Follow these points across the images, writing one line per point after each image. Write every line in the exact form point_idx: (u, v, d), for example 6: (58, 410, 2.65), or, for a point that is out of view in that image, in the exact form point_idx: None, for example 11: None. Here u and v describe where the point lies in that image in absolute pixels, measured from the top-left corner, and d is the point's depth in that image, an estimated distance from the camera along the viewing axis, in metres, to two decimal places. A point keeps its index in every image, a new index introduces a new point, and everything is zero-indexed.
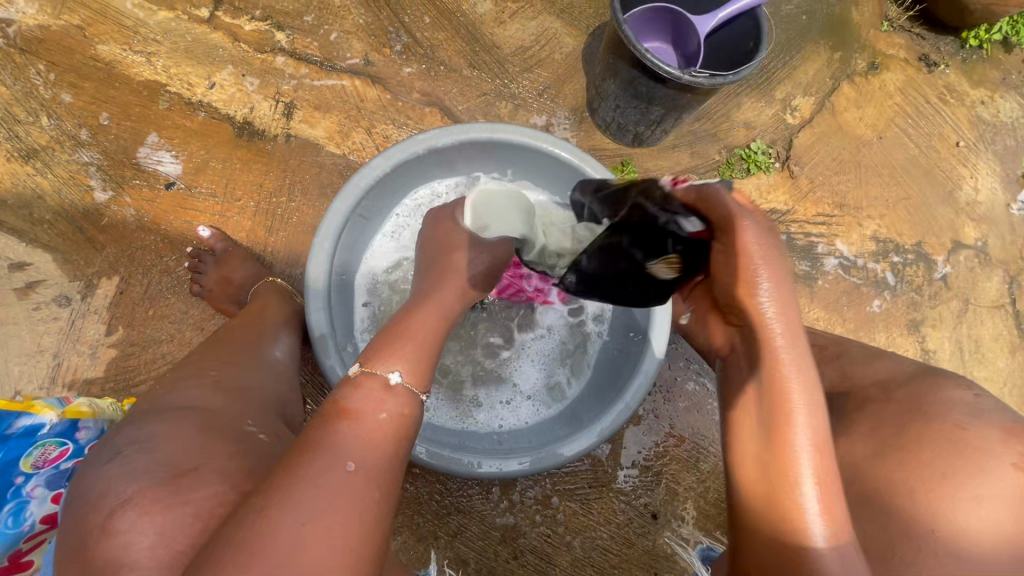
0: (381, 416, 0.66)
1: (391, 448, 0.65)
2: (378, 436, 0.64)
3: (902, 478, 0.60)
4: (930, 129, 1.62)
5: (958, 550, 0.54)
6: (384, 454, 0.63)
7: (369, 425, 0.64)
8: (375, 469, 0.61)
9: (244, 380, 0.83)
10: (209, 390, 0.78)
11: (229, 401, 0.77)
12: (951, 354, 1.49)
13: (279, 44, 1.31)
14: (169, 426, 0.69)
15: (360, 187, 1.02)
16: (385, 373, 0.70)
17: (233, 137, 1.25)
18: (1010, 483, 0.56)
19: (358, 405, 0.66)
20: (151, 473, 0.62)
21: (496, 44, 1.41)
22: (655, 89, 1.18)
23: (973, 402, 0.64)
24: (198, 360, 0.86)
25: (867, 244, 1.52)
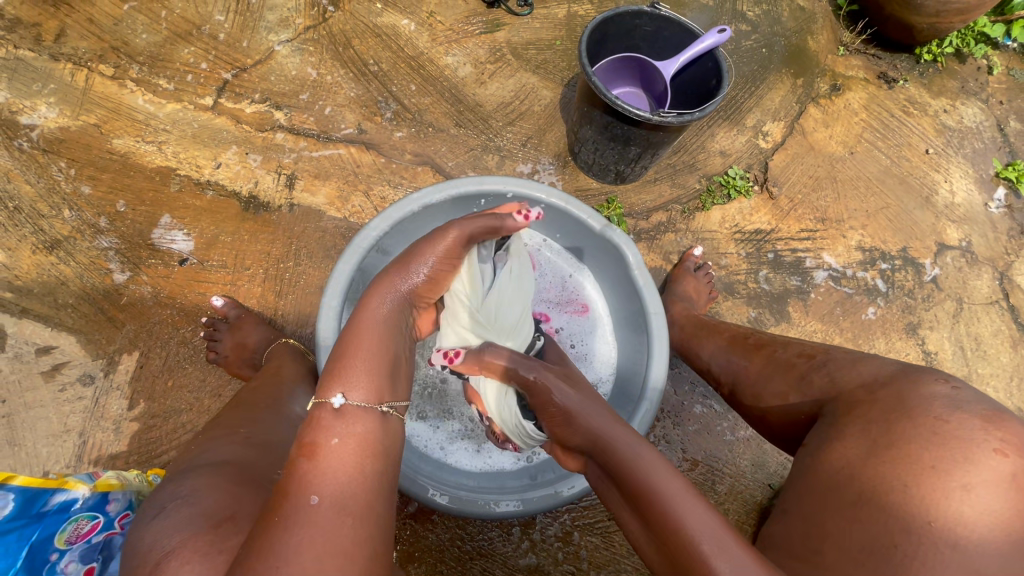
0: (335, 436, 0.67)
1: (353, 470, 0.65)
2: (337, 462, 0.65)
3: (894, 475, 0.63)
4: (898, 140, 1.70)
5: (956, 538, 0.57)
6: (346, 473, 0.64)
7: (323, 452, 0.66)
8: (341, 495, 0.62)
9: (269, 435, 0.87)
10: (239, 446, 0.82)
11: (258, 454, 0.81)
12: (954, 354, 1.50)
13: (278, 122, 1.42)
14: (208, 479, 0.72)
15: (362, 247, 1.09)
16: (329, 400, 0.70)
17: (239, 211, 1.34)
18: (994, 468, 0.61)
19: (311, 435, 0.68)
20: (194, 523, 0.65)
21: (479, 103, 1.51)
22: (629, 131, 1.26)
23: (953, 393, 0.68)
24: (226, 420, 0.90)
25: (853, 254, 1.57)
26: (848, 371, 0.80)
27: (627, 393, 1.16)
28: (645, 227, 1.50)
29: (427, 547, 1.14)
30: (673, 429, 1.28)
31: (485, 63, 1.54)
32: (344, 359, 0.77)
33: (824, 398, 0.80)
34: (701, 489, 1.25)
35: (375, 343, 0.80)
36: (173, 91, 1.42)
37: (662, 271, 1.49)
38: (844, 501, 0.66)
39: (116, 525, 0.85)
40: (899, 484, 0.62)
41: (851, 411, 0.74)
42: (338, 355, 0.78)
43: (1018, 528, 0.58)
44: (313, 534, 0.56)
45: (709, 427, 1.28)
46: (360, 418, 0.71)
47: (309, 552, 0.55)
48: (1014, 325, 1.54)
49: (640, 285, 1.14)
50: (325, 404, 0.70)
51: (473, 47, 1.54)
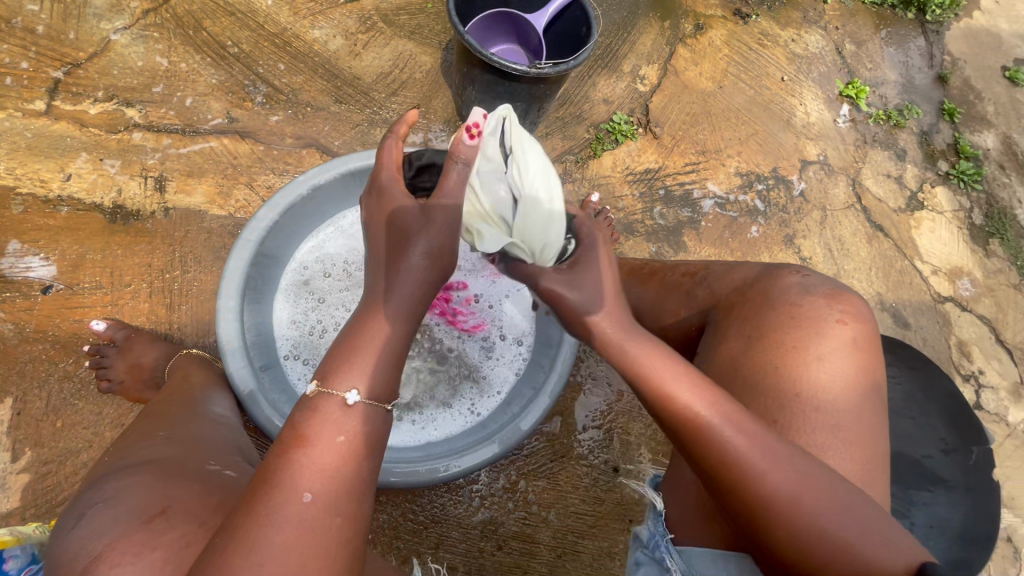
0: (341, 434, 0.66)
1: (352, 469, 0.65)
2: (333, 462, 0.64)
3: (767, 361, 0.72)
4: (757, 71, 1.85)
5: (818, 402, 0.69)
6: (342, 468, 0.64)
7: (322, 447, 0.64)
8: (332, 495, 0.62)
9: (194, 432, 0.83)
10: (158, 444, 0.78)
11: (185, 447, 0.78)
12: (824, 257, 1.70)
13: (132, 120, 1.28)
14: (130, 478, 0.69)
15: (252, 241, 1.03)
16: (340, 395, 0.67)
17: (105, 224, 1.20)
18: (839, 336, 0.72)
19: (313, 428, 0.65)
20: (123, 522, 0.63)
21: (357, 76, 1.45)
22: (511, 87, 1.27)
23: (803, 281, 0.78)
24: (144, 424, 0.85)
25: (732, 180, 1.70)
26: (727, 278, 0.88)
27: (546, 339, 1.21)
28: None
29: (381, 528, 1.15)
30: (596, 365, 1.33)
31: (357, 33, 1.47)
32: (356, 346, 0.72)
33: (706, 307, 0.89)
34: (630, 416, 1.31)
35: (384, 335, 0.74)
36: None
37: None
38: (730, 392, 0.74)
39: None
40: (772, 365, 0.72)
41: (730, 310, 0.81)
42: (349, 340, 0.73)
43: (863, 382, 0.71)
44: (298, 539, 0.57)
45: None
46: (364, 420, 0.68)
47: (293, 556, 0.57)
48: (867, 223, 1.76)
49: None
50: (337, 398, 0.67)
51: (341, 17, 1.47)
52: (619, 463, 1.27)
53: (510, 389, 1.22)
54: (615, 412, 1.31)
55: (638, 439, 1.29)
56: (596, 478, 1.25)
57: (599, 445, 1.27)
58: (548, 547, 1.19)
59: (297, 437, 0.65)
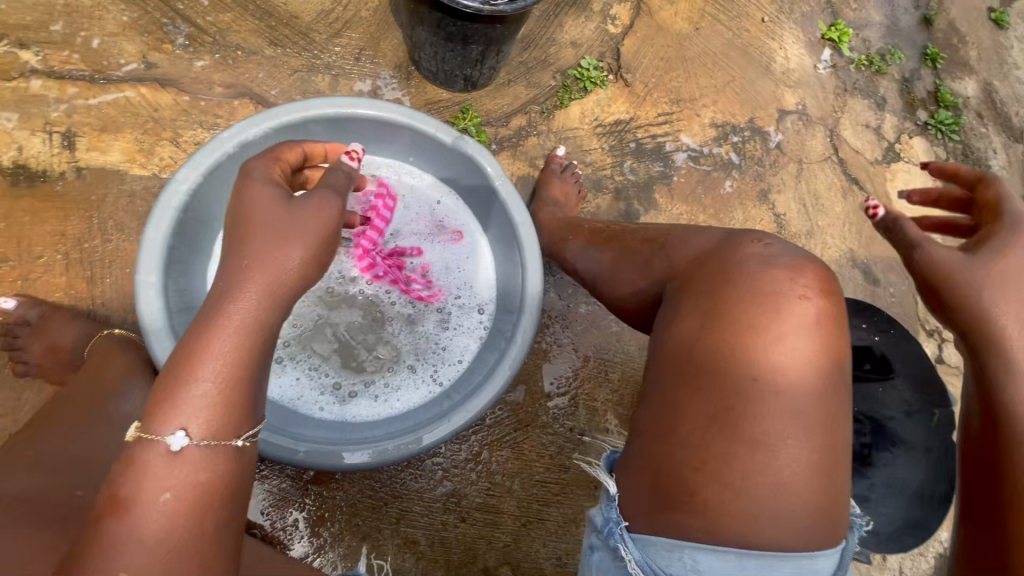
0: (166, 492, 0.61)
1: (193, 522, 0.61)
2: (168, 518, 0.60)
3: (726, 341, 0.68)
4: (737, 11, 1.73)
5: (777, 384, 0.66)
6: (180, 523, 0.60)
7: (145, 507, 0.60)
8: (168, 556, 0.59)
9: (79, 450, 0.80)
10: (27, 475, 0.75)
11: (59, 478, 0.76)
12: (798, 212, 1.65)
13: (30, 66, 1.12)
14: None
15: (172, 207, 0.92)
16: (164, 442, 0.61)
17: (9, 187, 1.07)
18: (803, 313, 0.68)
19: (129, 489, 0.60)
20: None
21: (294, 15, 1.29)
22: (464, 28, 1.14)
23: (767, 250, 0.74)
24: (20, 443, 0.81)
25: (707, 132, 1.62)
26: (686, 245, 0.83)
27: (510, 306, 1.13)
28: (506, 133, 1.42)
29: (339, 505, 1.11)
30: (562, 332, 1.30)
31: None
32: (191, 373, 0.64)
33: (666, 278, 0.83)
34: (596, 383, 1.29)
35: (227, 356, 0.65)
36: None
37: (530, 179, 1.42)
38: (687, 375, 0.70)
39: None
40: (738, 347, 0.68)
41: (692, 282, 0.76)
42: (179, 366, 0.64)
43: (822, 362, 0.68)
44: None
45: (594, 323, 1.32)
46: (200, 468, 0.63)
47: None
48: (844, 176, 1.71)
49: (503, 196, 1.08)
50: (161, 443, 0.61)
51: None
52: (585, 430, 1.25)
53: (471, 360, 1.15)
54: (581, 379, 1.29)
55: (604, 405, 1.28)
56: (562, 445, 1.23)
57: (565, 412, 1.25)
58: (513, 516, 1.18)
59: (113, 502, 0.60)
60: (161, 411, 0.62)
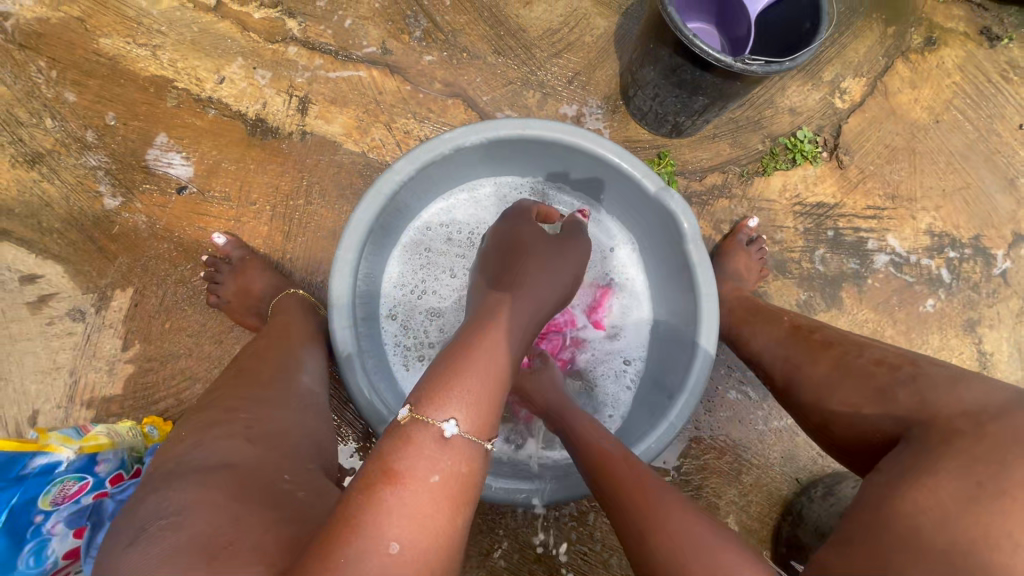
0: (436, 473, 0.57)
1: (449, 518, 0.56)
2: (430, 504, 0.55)
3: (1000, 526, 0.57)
4: (992, 111, 1.50)
5: None
6: (437, 516, 0.55)
7: (415, 486, 0.55)
8: (423, 547, 0.53)
9: (276, 419, 0.73)
10: (239, 443, 0.67)
11: (263, 450, 0.67)
12: (1010, 357, 1.39)
13: (291, 33, 1.23)
14: (200, 490, 0.58)
15: (384, 194, 0.95)
16: (438, 426, 0.59)
17: (245, 135, 1.17)
18: None
19: (407, 462, 0.57)
20: (183, 554, 0.50)
21: (523, 28, 1.30)
22: (700, 77, 1.08)
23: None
24: (223, 395, 0.76)
25: (920, 238, 1.41)
26: (943, 393, 0.71)
27: (663, 374, 1.06)
28: (697, 189, 1.34)
29: None
30: (703, 414, 1.21)
31: None
32: (465, 368, 0.65)
33: (912, 421, 0.71)
34: (724, 479, 1.20)
35: (490, 364, 0.67)
36: None
37: (710, 241, 1.34)
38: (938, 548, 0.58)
39: (107, 487, 0.79)
40: (1010, 544, 0.56)
41: (948, 443, 0.65)
42: (451, 363, 0.66)
43: None
44: None
45: (740, 415, 1.22)
46: (463, 461, 0.60)
47: None
48: None
49: (693, 261, 1.01)
50: (437, 428, 0.59)
51: None
52: None
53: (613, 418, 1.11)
54: (709, 469, 1.20)
55: (727, 506, 1.18)
56: None
57: None
58: None
59: (386, 472, 0.56)
60: (428, 398, 0.62)
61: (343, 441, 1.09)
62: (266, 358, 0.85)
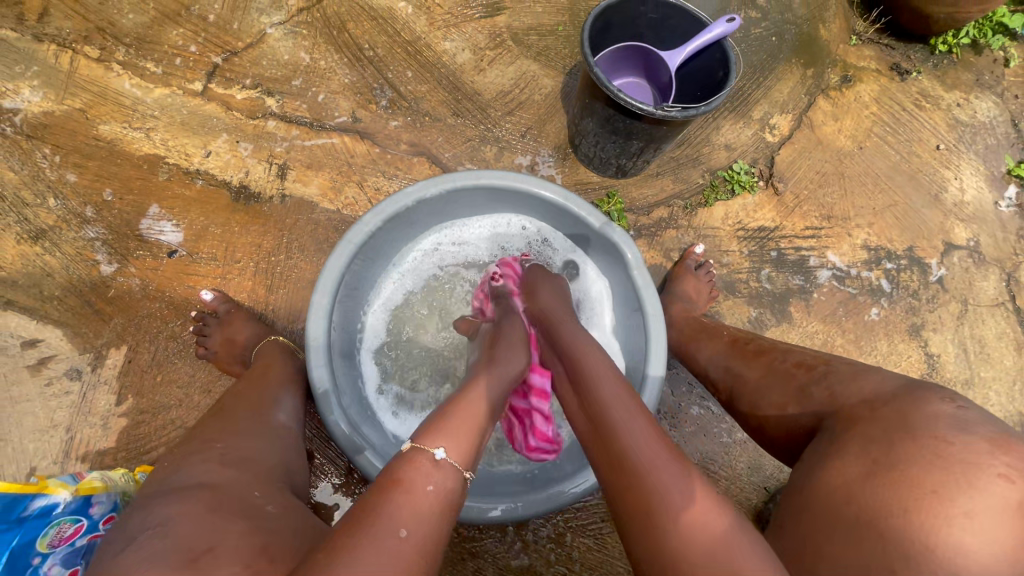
0: (438, 432, 0.73)
1: (469, 447, 0.72)
2: (459, 438, 0.72)
3: (893, 497, 0.62)
4: (909, 135, 1.66)
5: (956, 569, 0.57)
6: (463, 445, 0.72)
7: (440, 431, 0.72)
8: (455, 464, 0.69)
9: (249, 450, 0.79)
10: (214, 466, 0.72)
11: (237, 473, 0.73)
12: (956, 357, 1.47)
13: (270, 109, 1.38)
14: (183, 505, 0.63)
15: (353, 243, 1.05)
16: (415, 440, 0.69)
17: (230, 201, 1.30)
18: (995, 493, 0.59)
19: (425, 425, 0.73)
20: (164, 559, 0.55)
21: (478, 91, 1.47)
22: (631, 125, 1.22)
23: (958, 414, 0.66)
24: (203, 430, 0.82)
25: (858, 253, 1.53)
26: (851, 385, 0.79)
27: None
28: (646, 222, 1.46)
29: None
30: (669, 430, 1.28)
31: (484, 49, 1.49)
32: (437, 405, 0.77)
33: (824, 413, 0.79)
34: None
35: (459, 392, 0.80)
36: (161, 76, 1.37)
37: (662, 269, 1.45)
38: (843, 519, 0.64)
39: (100, 528, 0.83)
40: (900, 510, 0.60)
41: (852, 428, 0.72)
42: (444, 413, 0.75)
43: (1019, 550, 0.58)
44: (425, 495, 0.64)
45: (704, 428, 1.28)
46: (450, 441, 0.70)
47: (422, 514, 0.62)
48: (1018, 327, 1.51)
49: (639, 285, 1.11)
50: (428, 453, 0.68)
51: (472, 32, 1.49)
52: None
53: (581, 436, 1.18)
54: None
55: None
56: None
57: None
58: None
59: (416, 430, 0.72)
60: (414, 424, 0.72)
61: (325, 478, 1.15)
62: (244, 397, 0.92)
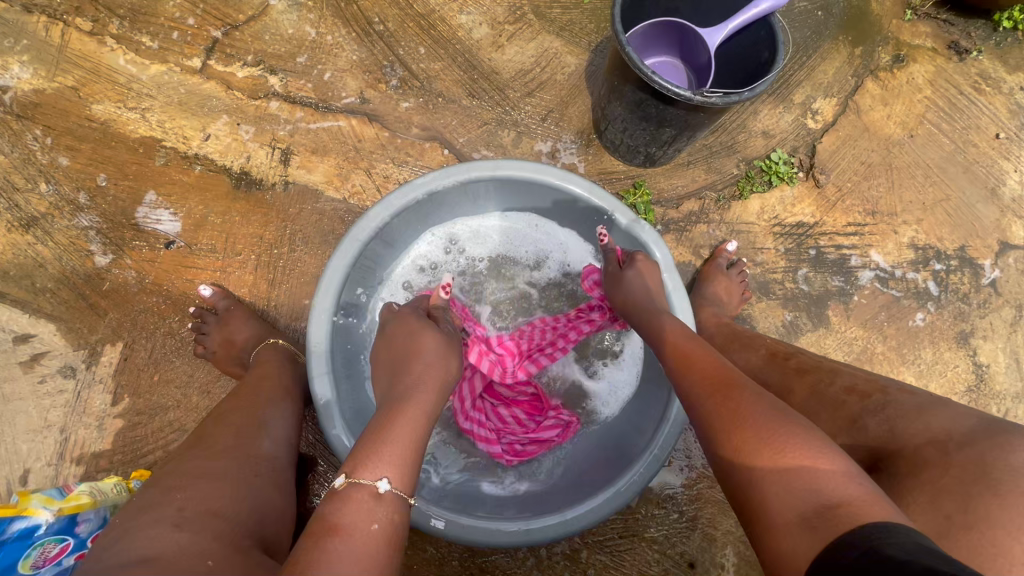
0: (375, 522, 0.60)
1: (386, 559, 0.58)
2: (371, 548, 0.58)
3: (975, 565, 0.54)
4: (966, 122, 1.51)
5: None
6: (377, 554, 0.58)
7: (359, 535, 0.59)
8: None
9: (214, 499, 0.69)
10: (166, 530, 0.63)
11: (193, 535, 0.63)
12: (1007, 368, 1.36)
13: (273, 88, 1.28)
14: None
15: (358, 241, 0.97)
16: (374, 483, 0.63)
17: (231, 189, 1.22)
18: None
19: (346, 516, 0.60)
20: None
21: (495, 70, 1.35)
22: (664, 111, 1.11)
23: None
24: (160, 481, 0.72)
25: (904, 252, 1.41)
26: (914, 421, 0.69)
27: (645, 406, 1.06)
28: (675, 216, 1.36)
29: (426, 560, 1.09)
30: None
31: (503, 23, 1.37)
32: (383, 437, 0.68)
33: (881, 451, 0.70)
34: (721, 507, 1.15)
35: (413, 422, 0.71)
36: (157, 51, 1.28)
37: (691, 267, 1.35)
38: None
39: (88, 545, 0.78)
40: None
41: (917, 473, 0.64)
42: (378, 432, 0.68)
43: None
44: None
45: None
46: (397, 512, 0.63)
47: None
48: None
49: (668, 289, 1.01)
50: (369, 486, 0.62)
51: (490, 4, 1.37)
52: (696, 559, 1.12)
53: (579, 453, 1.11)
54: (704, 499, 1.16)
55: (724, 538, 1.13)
56: (666, 569, 1.12)
57: (678, 533, 1.13)
58: None
59: (331, 527, 0.59)
60: (361, 461, 0.65)
61: (329, 486, 1.10)
62: (224, 424, 0.84)
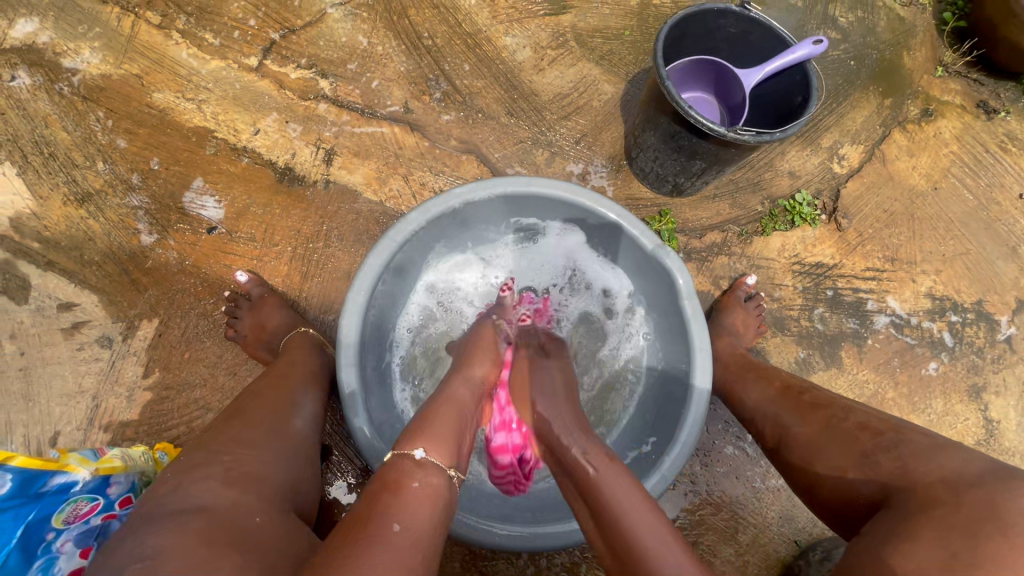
0: (417, 481, 0.69)
1: (428, 514, 0.67)
2: (416, 501, 0.67)
3: None
4: (989, 180, 1.54)
5: None
6: (424, 508, 0.67)
7: (406, 490, 0.68)
8: (417, 531, 0.63)
9: (256, 461, 0.75)
10: (216, 485, 0.68)
11: (240, 492, 0.69)
12: (1018, 426, 1.36)
13: (322, 91, 1.35)
14: (176, 537, 0.59)
15: (395, 241, 1.01)
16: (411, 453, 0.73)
17: (274, 182, 1.27)
18: None
19: (395, 473, 0.70)
20: None
21: (535, 92, 1.41)
22: (696, 143, 1.15)
23: None
24: (213, 434, 0.78)
25: (921, 301, 1.43)
26: (925, 461, 0.71)
27: (654, 432, 1.08)
28: (697, 246, 1.39)
29: None
30: (699, 468, 1.21)
31: (546, 48, 1.43)
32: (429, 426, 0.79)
33: (893, 487, 0.72)
34: (720, 537, 1.19)
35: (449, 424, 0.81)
36: (218, 48, 1.35)
37: (709, 296, 1.38)
38: None
39: (115, 508, 0.84)
40: None
41: (927, 509, 0.65)
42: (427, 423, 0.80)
43: None
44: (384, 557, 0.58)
45: (737, 471, 1.22)
46: (436, 476, 0.72)
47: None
48: None
49: (688, 315, 1.04)
50: (409, 453, 0.73)
51: (535, 29, 1.43)
52: None
53: None
54: (705, 525, 1.19)
55: (722, 566, 1.16)
56: None
57: None
58: None
59: (383, 482, 0.69)
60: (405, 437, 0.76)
61: (341, 477, 1.13)
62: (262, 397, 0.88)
